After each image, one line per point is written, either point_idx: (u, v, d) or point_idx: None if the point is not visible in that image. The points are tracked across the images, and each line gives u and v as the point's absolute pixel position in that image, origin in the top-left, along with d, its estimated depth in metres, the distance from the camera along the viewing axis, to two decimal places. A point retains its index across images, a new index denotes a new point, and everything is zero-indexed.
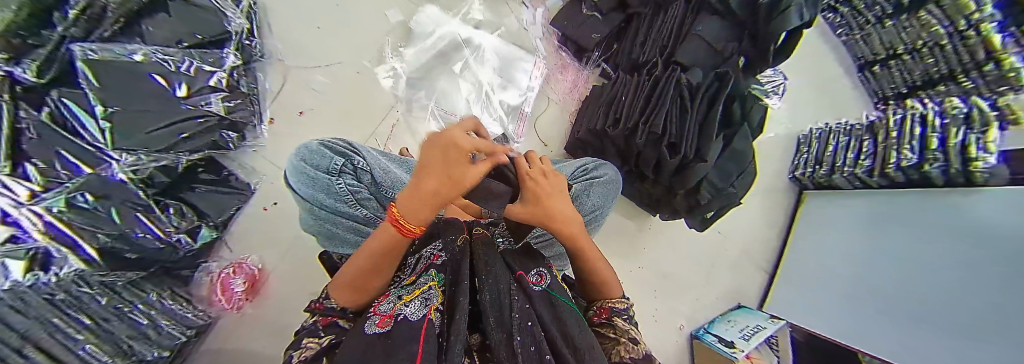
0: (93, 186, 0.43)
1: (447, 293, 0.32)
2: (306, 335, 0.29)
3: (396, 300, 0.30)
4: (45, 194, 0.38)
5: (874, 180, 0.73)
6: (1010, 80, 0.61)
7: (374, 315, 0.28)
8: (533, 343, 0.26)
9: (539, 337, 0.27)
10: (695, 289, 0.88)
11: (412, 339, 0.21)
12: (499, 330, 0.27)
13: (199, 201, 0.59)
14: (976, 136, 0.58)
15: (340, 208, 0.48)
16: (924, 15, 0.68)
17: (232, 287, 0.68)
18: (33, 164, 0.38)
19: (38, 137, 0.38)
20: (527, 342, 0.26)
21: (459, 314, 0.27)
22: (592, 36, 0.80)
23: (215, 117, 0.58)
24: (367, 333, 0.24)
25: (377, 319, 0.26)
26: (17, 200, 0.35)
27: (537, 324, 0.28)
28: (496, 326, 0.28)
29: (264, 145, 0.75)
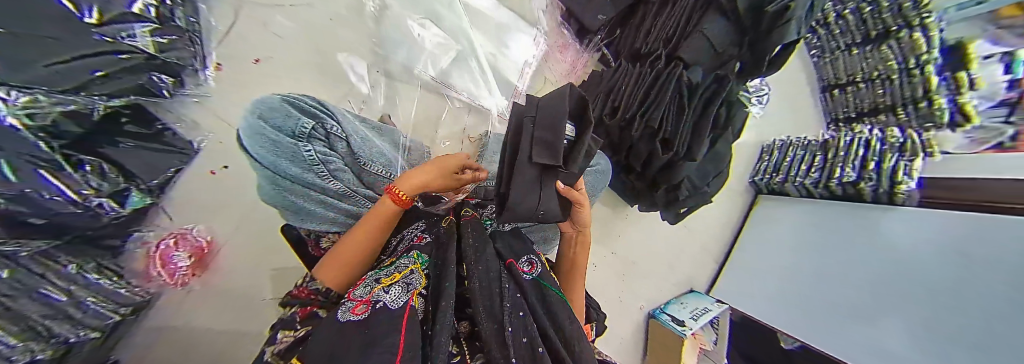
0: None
1: (432, 278, 0.32)
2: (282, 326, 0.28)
3: (373, 284, 0.29)
4: None
5: (817, 190, 0.81)
6: (936, 117, 0.72)
7: (348, 301, 0.26)
8: (524, 336, 0.28)
9: (529, 328, 0.29)
10: (657, 275, 0.96)
11: (393, 331, 0.21)
12: (489, 318, 0.29)
13: (124, 158, 0.48)
14: (905, 163, 0.68)
15: (310, 180, 0.39)
16: (883, 49, 0.76)
17: (174, 260, 0.62)
18: None
19: None
20: (518, 332, 0.28)
21: (446, 299, 0.27)
22: (597, 17, 0.76)
23: (143, 54, 0.47)
24: (339, 321, 0.23)
25: (352, 305, 0.25)
26: None
27: (527, 314, 0.31)
28: (487, 313, 0.30)
29: (208, 97, 0.64)
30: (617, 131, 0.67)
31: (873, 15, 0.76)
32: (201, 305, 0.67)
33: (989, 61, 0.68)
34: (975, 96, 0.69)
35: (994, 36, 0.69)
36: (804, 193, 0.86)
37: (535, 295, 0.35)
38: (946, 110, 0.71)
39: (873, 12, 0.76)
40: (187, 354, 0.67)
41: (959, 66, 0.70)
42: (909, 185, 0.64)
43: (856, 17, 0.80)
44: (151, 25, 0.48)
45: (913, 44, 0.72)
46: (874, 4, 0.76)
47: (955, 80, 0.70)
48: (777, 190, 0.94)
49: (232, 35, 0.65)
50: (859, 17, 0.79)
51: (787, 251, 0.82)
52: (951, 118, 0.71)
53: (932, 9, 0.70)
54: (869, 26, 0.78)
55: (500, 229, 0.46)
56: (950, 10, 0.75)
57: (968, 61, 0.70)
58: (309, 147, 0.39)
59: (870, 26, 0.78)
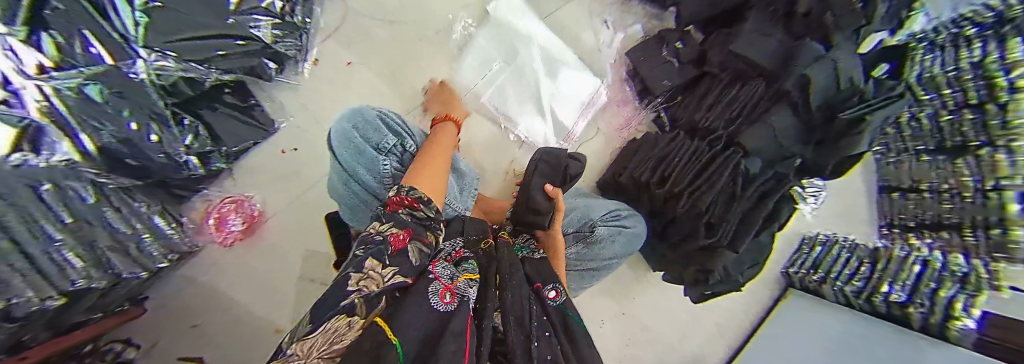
0: (108, 81, 0.38)
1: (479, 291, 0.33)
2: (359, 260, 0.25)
3: (454, 272, 0.31)
4: (55, 73, 0.31)
5: (858, 301, 0.73)
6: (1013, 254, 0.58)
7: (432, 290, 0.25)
8: (550, 356, 0.27)
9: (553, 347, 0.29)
10: (665, 347, 0.92)
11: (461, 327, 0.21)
12: (517, 329, 0.30)
13: (215, 123, 0.57)
14: (964, 295, 0.58)
15: (377, 190, 0.46)
16: (961, 164, 0.59)
17: (229, 225, 0.69)
18: (50, 35, 0.30)
19: (63, 8, 0.32)
20: (543, 349, 0.28)
21: (489, 316, 0.28)
22: (663, 82, 0.78)
23: (259, 42, 0.57)
24: (437, 309, 0.23)
25: (440, 288, 0.25)
26: (25, 71, 0.28)
27: (551, 334, 0.31)
28: (517, 327, 0.30)
29: (298, 85, 0.72)
30: (660, 202, 0.67)
31: (951, 124, 0.58)
32: (241, 270, 0.70)
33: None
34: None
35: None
36: (842, 299, 0.78)
37: (556, 318, 0.35)
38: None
39: (953, 122, 0.58)
40: (216, 307, 0.69)
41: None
42: (964, 323, 0.53)
43: (929, 123, 0.67)
44: (273, 19, 0.58)
45: (994, 164, 0.52)
46: None
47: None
48: (811, 289, 0.88)
49: (331, 36, 0.73)
50: (937, 122, 0.61)
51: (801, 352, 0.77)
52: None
53: None
54: (947, 134, 0.60)
55: (530, 256, 0.48)
56: None
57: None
58: (387, 161, 0.47)
59: (948, 134, 0.60)
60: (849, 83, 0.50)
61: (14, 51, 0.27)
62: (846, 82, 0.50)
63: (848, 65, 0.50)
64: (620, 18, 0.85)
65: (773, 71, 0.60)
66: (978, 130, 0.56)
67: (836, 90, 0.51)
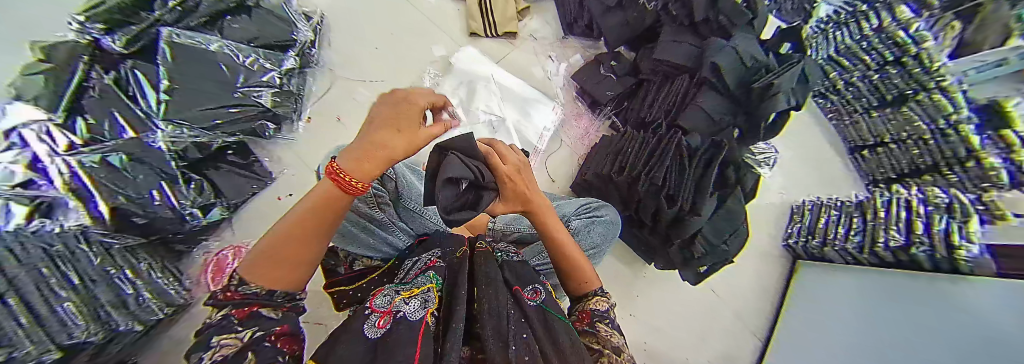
0: (125, 150, 0.50)
1: (445, 300, 0.34)
2: (217, 331, 0.21)
3: (394, 296, 0.32)
4: (80, 148, 0.48)
5: (865, 257, 0.71)
6: (991, 177, 0.59)
7: (372, 312, 0.29)
8: (527, 353, 0.25)
9: (531, 347, 0.27)
10: (685, 348, 0.86)
11: (411, 341, 0.21)
12: (496, 337, 0.28)
13: (219, 180, 0.64)
14: (958, 225, 0.57)
15: (359, 208, 0.52)
16: (906, 111, 0.72)
17: (225, 269, 0.70)
18: (84, 120, 0.51)
19: (97, 96, 0.53)
20: (521, 351, 0.26)
21: (457, 322, 0.28)
22: (605, 92, 0.86)
23: (260, 107, 0.66)
24: (368, 337, 0.24)
25: (377, 317, 0.27)
26: (54, 149, 0.46)
27: (531, 337, 0.29)
28: (494, 336, 0.28)
29: (295, 140, 0.81)
30: (624, 187, 0.71)
31: (883, 81, 0.76)
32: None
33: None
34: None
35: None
36: (851, 259, 0.75)
37: (537, 316, 0.34)
38: (999, 168, 0.58)
39: (884, 79, 0.76)
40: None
41: (1001, 123, 0.59)
42: (970, 251, 0.51)
43: (868, 83, 0.79)
44: (274, 90, 0.68)
45: (936, 105, 0.67)
46: (881, 71, 0.76)
47: (1001, 139, 0.58)
48: (818, 256, 0.85)
49: (321, 100, 0.86)
50: (871, 83, 0.78)
51: (827, 329, 0.71)
52: (1010, 176, 0.57)
53: (952, 72, 0.66)
54: (884, 90, 0.77)
55: (508, 259, 0.50)
56: (968, 72, 0.64)
57: (1009, 116, 0.57)
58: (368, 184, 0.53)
59: (884, 90, 0.77)
60: (753, 61, 0.62)
61: (52, 136, 0.47)
62: (750, 61, 0.62)
63: (747, 48, 0.63)
64: (562, 52, 0.98)
65: (692, 66, 0.71)
66: (904, 81, 0.72)
67: (745, 69, 0.62)
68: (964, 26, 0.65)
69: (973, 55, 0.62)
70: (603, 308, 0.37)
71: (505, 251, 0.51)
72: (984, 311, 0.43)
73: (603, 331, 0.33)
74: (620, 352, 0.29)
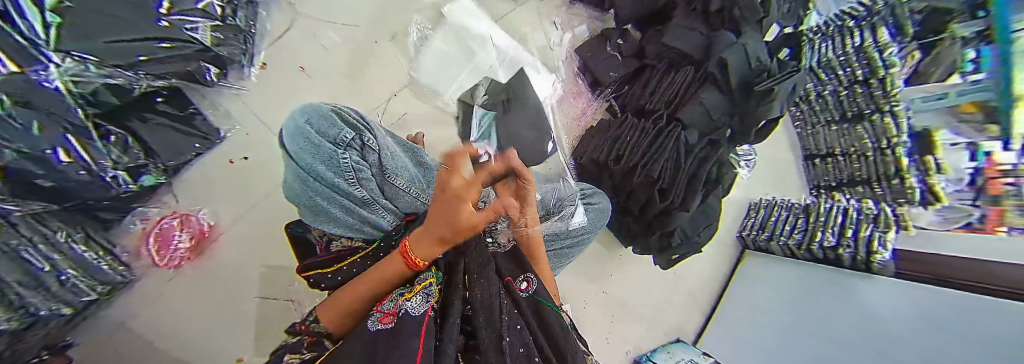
0: (11, 90, 0.30)
1: (444, 293, 0.30)
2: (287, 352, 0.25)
3: (398, 297, 0.27)
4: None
5: (800, 252, 0.82)
6: (907, 194, 0.73)
7: (377, 312, 0.25)
8: (521, 345, 0.24)
9: (526, 340, 0.25)
10: (644, 319, 0.97)
11: (414, 332, 0.17)
12: (488, 328, 0.25)
13: (148, 136, 0.51)
14: (881, 234, 0.68)
15: (336, 183, 0.44)
16: (859, 130, 0.78)
17: (173, 243, 0.62)
18: None
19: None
20: (515, 342, 0.24)
21: (453, 317, 0.24)
22: (610, 73, 0.83)
23: (198, 45, 0.54)
24: (370, 330, 0.21)
25: (380, 318, 0.23)
26: None
27: (525, 328, 0.27)
28: (486, 327, 0.25)
29: (245, 91, 0.69)
30: (618, 177, 0.72)
31: (848, 99, 0.80)
32: (196, 288, 0.64)
33: (956, 147, 0.66)
34: (942, 179, 0.69)
35: (958, 128, 0.65)
36: (789, 252, 0.87)
37: (529, 309, 0.32)
38: (915, 187, 0.72)
39: (850, 96, 0.80)
40: (167, 332, 0.61)
41: (927, 150, 0.70)
42: (883, 256, 0.63)
43: (835, 98, 0.83)
44: (210, 22, 0.55)
45: (884, 126, 0.74)
46: (850, 89, 0.79)
47: (923, 163, 0.71)
48: (762, 247, 0.96)
49: (280, 41, 0.71)
50: (838, 98, 0.82)
51: (764, 307, 0.82)
52: (920, 196, 0.72)
53: (904, 98, 0.72)
54: (846, 107, 0.81)
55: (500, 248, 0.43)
56: (915, 101, 0.71)
57: (934, 145, 0.69)
58: (346, 155, 0.45)
59: (847, 106, 0.81)
60: (757, 62, 0.61)
61: None
62: (754, 62, 0.60)
63: (754, 48, 0.60)
64: (568, 20, 0.91)
65: (699, 57, 0.67)
66: (865, 102, 0.77)
67: (748, 69, 0.61)
68: (922, 57, 0.71)
69: (923, 85, 0.69)
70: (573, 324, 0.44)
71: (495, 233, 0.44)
72: (890, 311, 0.53)
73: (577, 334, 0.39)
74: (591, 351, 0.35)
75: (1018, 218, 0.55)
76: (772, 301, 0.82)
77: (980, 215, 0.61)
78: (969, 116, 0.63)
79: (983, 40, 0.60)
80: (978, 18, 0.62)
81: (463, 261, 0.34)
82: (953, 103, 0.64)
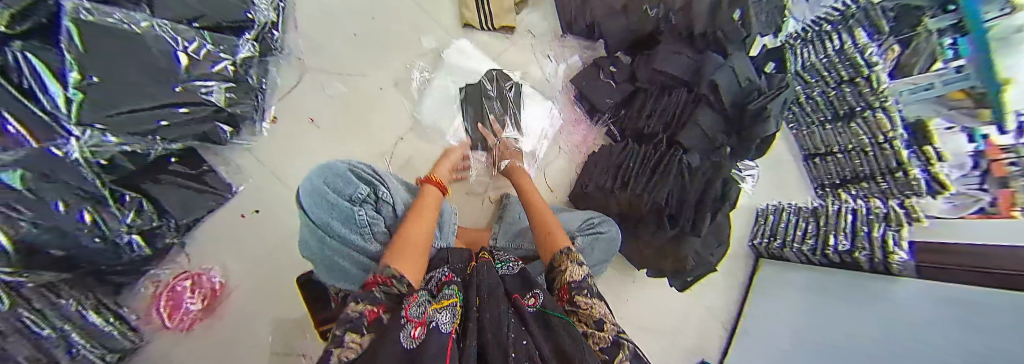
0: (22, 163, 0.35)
1: (462, 314, 0.32)
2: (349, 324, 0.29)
3: (426, 305, 0.33)
4: None
5: (815, 258, 0.82)
6: (913, 185, 0.72)
7: (405, 321, 0.29)
8: (526, 360, 0.24)
9: (530, 351, 0.26)
10: (663, 339, 0.94)
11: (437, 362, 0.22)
12: (494, 341, 0.27)
13: (162, 197, 0.52)
14: (892, 232, 0.68)
15: (353, 240, 0.45)
16: (853, 126, 0.81)
17: (184, 306, 0.61)
18: None
19: None
20: (519, 355, 0.25)
21: (467, 341, 0.27)
22: (605, 100, 0.85)
23: (212, 107, 0.55)
24: (403, 347, 0.25)
25: (411, 328, 0.27)
26: None
27: (530, 341, 0.27)
28: (493, 337, 0.27)
29: (257, 144, 0.70)
30: (623, 202, 0.71)
31: (839, 97, 0.83)
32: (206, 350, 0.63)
33: (952, 131, 0.65)
34: (946, 166, 0.67)
35: (949, 116, 0.65)
36: (804, 258, 0.86)
37: (535, 321, 0.33)
38: (920, 178, 0.71)
39: (839, 96, 0.83)
40: None
41: (925, 140, 0.70)
42: (901, 256, 0.60)
43: (825, 98, 0.88)
44: (225, 83, 0.57)
45: (877, 121, 0.75)
46: (838, 89, 0.83)
47: (923, 154, 0.70)
48: (777, 256, 0.95)
49: (290, 95, 0.75)
50: (828, 98, 0.86)
51: (784, 317, 0.81)
52: (927, 186, 0.70)
53: (892, 92, 0.74)
54: (838, 106, 0.84)
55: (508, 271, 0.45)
56: (903, 93, 0.73)
57: (930, 133, 0.69)
58: (362, 212, 0.47)
59: (839, 106, 0.84)
60: (747, 82, 0.63)
61: None
62: (744, 81, 0.63)
63: (743, 68, 0.64)
64: (561, 52, 0.94)
65: (689, 79, 0.71)
66: (855, 99, 0.80)
67: (738, 88, 0.64)
68: (901, 50, 0.72)
69: (907, 78, 0.71)
70: (580, 280, 0.41)
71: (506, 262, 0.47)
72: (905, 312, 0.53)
73: (583, 308, 0.37)
74: (602, 327, 0.33)
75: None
76: (792, 309, 0.80)
77: (991, 199, 0.58)
78: (959, 102, 0.62)
79: (959, 32, 0.60)
80: (950, 12, 0.61)
81: (476, 285, 0.36)
82: (942, 91, 0.65)
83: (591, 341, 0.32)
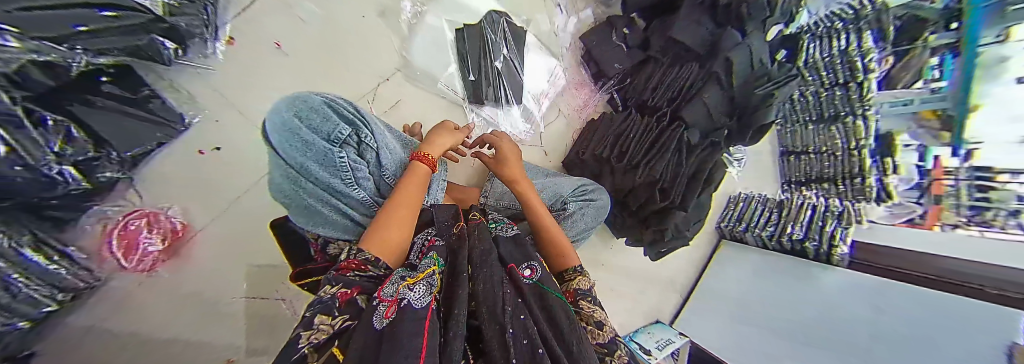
0: None
1: (447, 284, 0.29)
2: (321, 307, 0.24)
3: (399, 282, 0.26)
4: None
5: (770, 243, 0.90)
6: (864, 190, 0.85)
7: (377, 302, 0.23)
8: (525, 336, 0.22)
9: (530, 332, 0.22)
10: (630, 304, 1.02)
11: (416, 329, 0.17)
12: (490, 322, 0.23)
13: (96, 125, 0.44)
14: (842, 229, 0.77)
15: (334, 185, 0.40)
16: (833, 130, 0.87)
17: (144, 245, 0.57)
18: None
19: None
20: (520, 335, 0.22)
21: (458, 305, 0.24)
22: (614, 65, 0.83)
23: (149, 16, 0.45)
24: (374, 328, 0.19)
25: (384, 308, 0.21)
26: None
27: (530, 319, 0.24)
28: (488, 316, 0.24)
29: (212, 69, 0.61)
30: (620, 174, 0.72)
31: (828, 100, 0.85)
32: (173, 290, 0.59)
33: (910, 148, 0.79)
34: (896, 178, 0.82)
35: (918, 132, 0.77)
36: (760, 242, 0.94)
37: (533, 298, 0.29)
38: (873, 186, 0.84)
39: (829, 98, 0.85)
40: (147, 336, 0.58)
41: (886, 152, 0.83)
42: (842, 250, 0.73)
43: (816, 98, 0.87)
44: None
45: (853, 129, 0.83)
46: (831, 91, 0.84)
47: (883, 165, 0.83)
48: (737, 238, 1.03)
49: (253, 8, 0.63)
50: (817, 98, 0.87)
51: (738, 292, 0.90)
52: (877, 193, 0.84)
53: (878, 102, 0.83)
54: (823, 109, 0.87)
55: (502, 234, 0.43)
56: (886, 106, 0.82)
57: (893, 147, 0.82)
58: (342, 154, 0.41)
59: (825, 108, 0.87)
60: (759, 66, 0.62)
61: None
62: (758, 64, 0.62)
63: (758, 49, 0.62)
64: (572, 3, 0.93)
65: (704, 54, 0.67)
66: (843, 105, 0.84)
67: (751, 71, 0.62)
68: (896, 60, 0.78)
69: (891, 92, 0.80)
70: (585, 288, 0.39)
71: (502, 225, 0.45)
72: None
73: (585, 308, 0.34)
74: (602, 326, 0.31)
75: (953, 216, 0.71)
76: (745, 286, 0.90)
77: (924, 212, 0.76)
78: (928, 122, 0.75)
79: (949, 50, 0.69)
80: (952, 30, 0.68)
81: (466, 250, 0.34)
82: (915, 109, 0.76)
83: (589, 336, 0.29)
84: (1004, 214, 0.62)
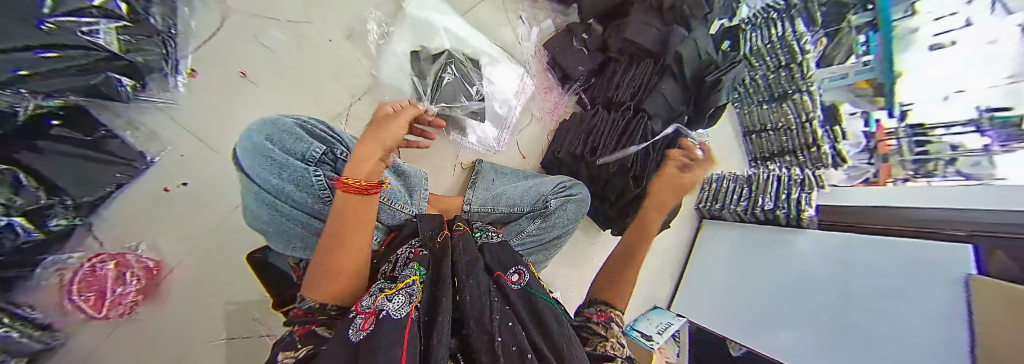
0: None
1: (432, 292, 0.27)
2: (281, 348, 0.21)
3: (377, 294, 0.23)
4: None
5: (745, 216, 0.95)
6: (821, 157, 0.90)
7: (353, 313, 0.20)
8: (515, 342, 0.19)
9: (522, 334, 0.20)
10: None
11: (396, 338, 0.14)
12: (479, 329, 0.21)
13: (48, 170, 0.41)
14: (807, 195, 0.82)
15: (312, 206, 0.39)
16: (784, 107, 0.94)
17: (116, 285, 0.56)
18: None
19: None
20: (509, 340, 0.19)
21: (443, 313, 0.21)
22: (578, 67, 0.88)
23: (106, 52, 0.43)
24: (350, 340, 0.16)
25: (361, 319, 0.19)
26: None
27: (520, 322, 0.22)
28: (477, 323, 0.21)
29: (177, 104, 0.61)
30: (594, 167, 0.74)
31: (774, 81, 0.93)
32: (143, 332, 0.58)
33: (854, 116, 0.86)
34: (847, 144, 0.89)
35: (856, 102, 0.85)
36: (737, 217, 0.99)
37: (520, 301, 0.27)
38: (828, 152, 0.90)
39: (776, 80, 0.92)
40: None
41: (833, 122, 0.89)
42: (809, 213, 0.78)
43: (765, 81, 0.95)
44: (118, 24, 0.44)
45: (802, 103, 0.89)
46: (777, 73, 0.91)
47: (833, 132, 0.89)
48: (716, 216, 1.08)
49: (214, 41, 0.65)
50: (767, 82, 0.95)
51: (724, 268, 0.93)
52: (834, 158, 0.90)
53: (819, 79, 0.92)
54: (773, 89, 0.94)
55: (489, 241, 0.41)
56: (825, 81, 0.91)
57: (838, 115, 0.88)
58: (318, 172, 0.39)
59: (774, 89, 0.94)
60: (705, 55, 0.67)
61: None
62: (703, 55, 0.67)
63: (703, 42, 0.67)
64: (533, 14, 0.97)
65: (656, 51, 0.71)
66: (787, 83, 0.91)
67: (700, 60, 0.67)
68: (827, 43, 0.89)
69: (830, 68, 0.89)
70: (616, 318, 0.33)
71: (488, 233, 0.43)
72: None
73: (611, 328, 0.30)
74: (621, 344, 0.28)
75: (901, 170, 0.77)
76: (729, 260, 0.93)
77: (875, 171, 0.82)
78: (863, 90, 0.83)
79: (870, 28, 0.79)
80: (869, 10, 0.79)
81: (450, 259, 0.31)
82: (852, 80, 0.85)
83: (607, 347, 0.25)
84: (943, 163, 0.69)
